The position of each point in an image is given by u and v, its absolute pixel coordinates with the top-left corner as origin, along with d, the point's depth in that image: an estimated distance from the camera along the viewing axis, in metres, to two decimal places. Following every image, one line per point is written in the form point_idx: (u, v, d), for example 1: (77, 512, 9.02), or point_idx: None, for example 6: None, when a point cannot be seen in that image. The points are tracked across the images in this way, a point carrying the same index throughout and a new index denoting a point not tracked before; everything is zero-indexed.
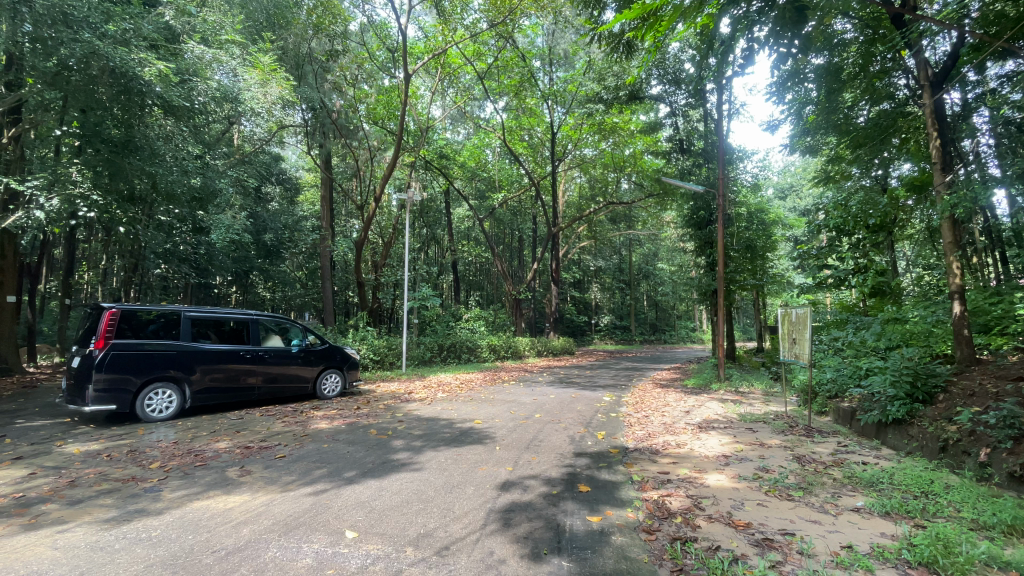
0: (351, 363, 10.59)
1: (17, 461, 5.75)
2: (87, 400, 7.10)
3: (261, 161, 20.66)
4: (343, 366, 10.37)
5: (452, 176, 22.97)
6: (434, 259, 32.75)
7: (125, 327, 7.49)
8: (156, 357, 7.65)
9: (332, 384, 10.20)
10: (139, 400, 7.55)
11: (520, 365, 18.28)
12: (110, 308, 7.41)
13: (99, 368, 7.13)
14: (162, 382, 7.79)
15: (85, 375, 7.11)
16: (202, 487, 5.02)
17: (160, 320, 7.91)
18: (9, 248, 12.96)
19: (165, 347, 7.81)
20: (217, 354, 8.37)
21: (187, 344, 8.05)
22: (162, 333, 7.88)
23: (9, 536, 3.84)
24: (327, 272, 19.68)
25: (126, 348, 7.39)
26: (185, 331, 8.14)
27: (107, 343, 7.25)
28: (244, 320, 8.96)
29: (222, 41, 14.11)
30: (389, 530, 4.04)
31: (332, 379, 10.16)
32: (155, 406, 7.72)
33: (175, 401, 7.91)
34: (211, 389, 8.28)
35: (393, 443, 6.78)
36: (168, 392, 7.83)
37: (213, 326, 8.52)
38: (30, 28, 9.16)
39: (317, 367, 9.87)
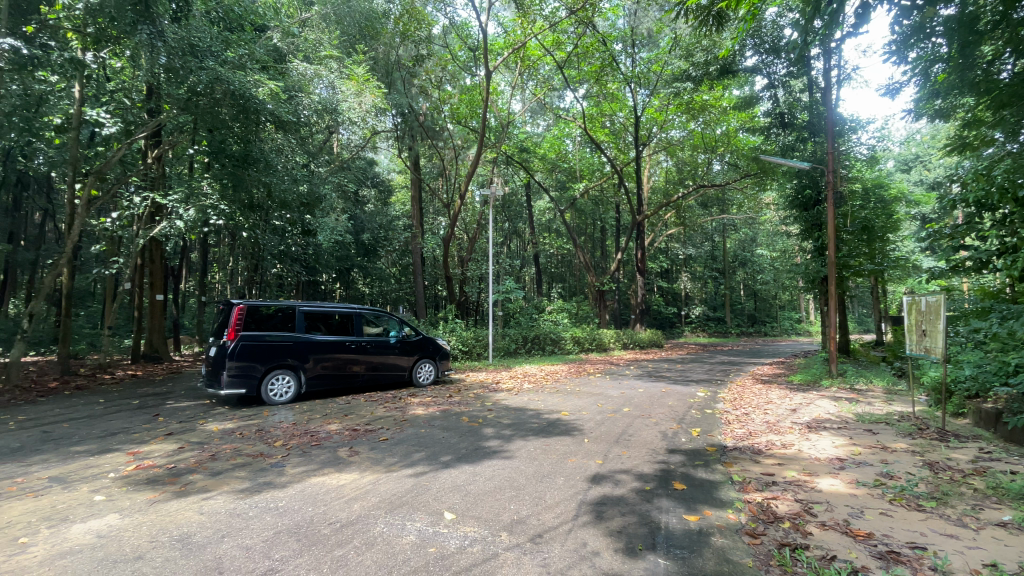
0: (443, 354, 11.11)
1: (172, 436, 6.75)
2: (222, 384, 8.09)
3: (357, 167, 22.16)
4: (436, 356, 10.89)
5: (532, 168, 22.99)
6: (518, 253, 33.18)
7: (251, 320, 8.43)
8: (277, 347, 8.56)
9: (426, 373, 10.76)
10: (264, 385, 8.48)
11: (608, 359, 17.97)
12: (238, 303, 8.39)
13: (232, 356, 8.11)
14: (282, 369, 8.70)
15: (221, 362, 8.12)
16: (318, 465, 5.55)
17: (279, 314, 8.81)
18: (156, 253, 14.94)
19: (284, 338, 8.69)
20: (326, 345, 9.17)
21: (301, 335, 8.90)
22: (281, 325, 8.76)
23: (166, 501, 4.52)
24: (418, 268, 20.64)
25: (253, 339, 8.33)
26: (300, 323, 9.00)
27: (237, 334, 8.23)
28: (348, 312, 9.70)
29: (322, 56, 15.46)
30: (485, 514, 4.19)
31: (427, 369, 10.72)
32: (277, 390, 8.64)
33: (292, 386, 8.80)
34: (322, 376, 9.11)
35: (484, 430, 7.01)
36: (287, 378, 8.73)
37: (322, 319, 9.33)
38: (165, 60, 10.30)
39: (412, 357, 10.47)
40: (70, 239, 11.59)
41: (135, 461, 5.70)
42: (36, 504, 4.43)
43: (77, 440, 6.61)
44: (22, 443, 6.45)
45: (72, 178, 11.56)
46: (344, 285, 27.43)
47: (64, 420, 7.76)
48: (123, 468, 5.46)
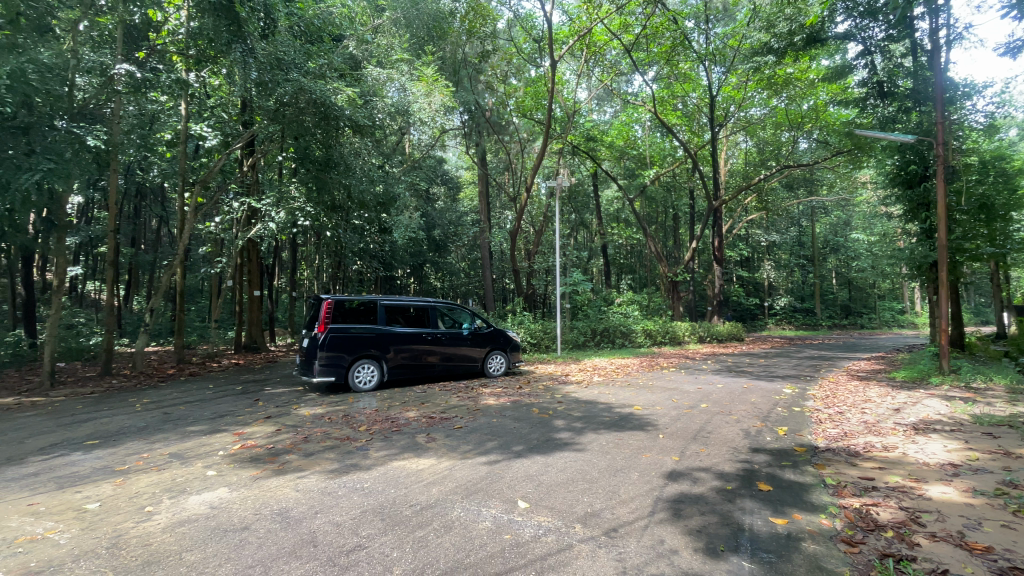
0: (514, 345, 11.22)
1: (269, 420, 7.41)
2: (314, 372, 8.75)
3: (427, 165, 22.90)
4: (507, 347, 11.04)
5: (600, 158, 22.48)
6: (585, 244, 32.74)
7: (338, 313, 9.02)
8: (361, 338, 9.10)
9: (497, 364, 10.94)
10: (351, 373, 9.07)
11: (683, 352, 17.28)
12: (327, 298, 9.02)
13: (322, 347, 8.75)
14: (366, 359, 9.26)
15: (313, 352, 8.78)
16: (398, 450, 5.85)
17: (362, 307, 9.34)
18: (253, 253, 16.26)
19: (367, 330, 9.23)
20: (404, 336, 9.62)
21: (382, 327, 9.39)
22: (364, 318, 9.30)
23: (267, 478, 4.99)
24: (487, 262, 20.96)
25: (339, 330, 8.92)
26: (380, 316, 9.48)
27: (326, 327, 8.84)
28: (424, 305, 10.07)
29: (394, 60, 16.12)
30: (558, 505, 4.21)
31: (498, 360, 10.90)
32: (362, 378, 9.21)
33: (376, 374, 9.34)
34: (402, 366, 9.57)
35: (554, 422, 7.04)
36: (370, 367, 9.28)
37: (400, 312, 9.76)
38: (256, 75, 11.32)
39: (484, 349, 10.70)
40: (182, 242, 13.05)
41: (239, 440, 6.32)
42: (161, 477, 5.06)
43: (192, 421, 7.45)
44: (149, 423, 7.38)
45: (182, 188, 12.97)
46: (417, 280, 28.59)
47: (181, 403, 8.78)
48: (230, 446, 6.08)
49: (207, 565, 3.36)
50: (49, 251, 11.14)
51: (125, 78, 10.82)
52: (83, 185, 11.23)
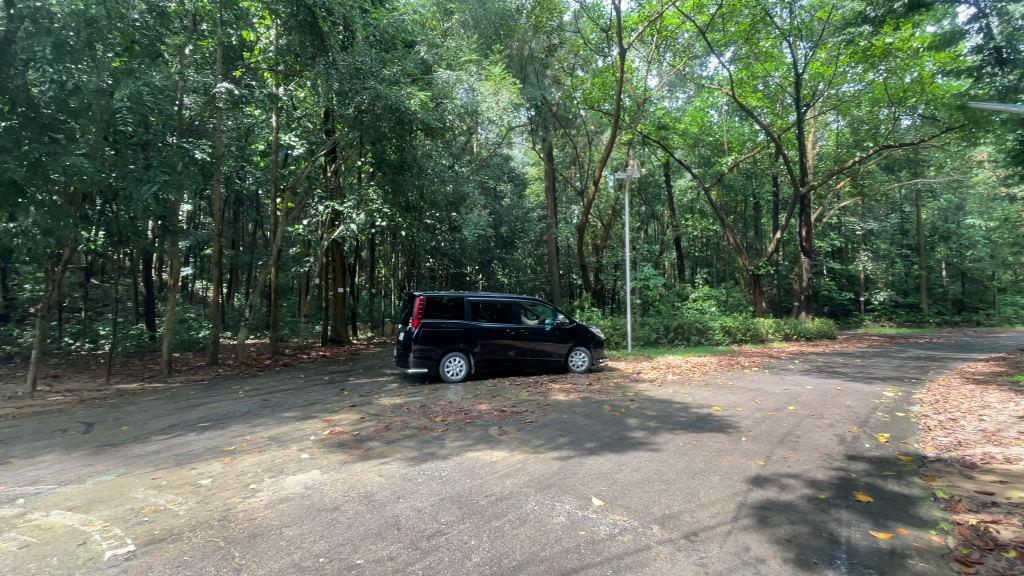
0: (598, 341, 11.00)
1: (354, 408, 7.91)
2: (408, 363, 9.40)
3: (495, 163, 23.23)
4: (591, 343, 10.87)
5: (672, 147, 21.58)
6: (656, 237, 31.69)
7: (428, 309, 9.58)
8: (448, 332, 9.57)
9: (582, 360, 10.82)
10: (442, 365, 9.59)
11: (765, 351, 16.25)
12: (419, 295, 9.62)
13: (414, 340, 9.36)
14: (454, 352, 9.71)
15: (407, 345, 9.42)
16: (473, 441, 6.03)
17: (450, 303, 9.81)
18: (337, 254, 17.36)
19: (454, 325, 9.69)
20: (489, 331, 9.91)
21: (468, 322, 9.79)
22: (451, 313, 9.76)
23: (354, 462, 5.35)
24: (554, 258, 20.94)
25: (430, 324, 9.49)
26: (467, 312, 9.89)
27: (418, 321, 9.44)
28: (508, 301, 10.28)
29: (462, 62, 16.49)
30: (634, 505, 4.14)
31: (582, 355, 10.79)
32: (452, 370, 9.66)
33: (464, 367, 9.77)
34: (487, 359, 9.88)
35: (628, 420, 6.92)
36: (459, 359, 9.70)
37: (486, 308, 10.09)
38: (338, 85, 12.11)
39: (568, 344, 10.64)
40: (275, 244, 14.25)
41: (328, 427, 6.82)
42: (262, 457, 5.58)
43: (286, 408, 8.14)
44: (250, 408, 8.16)
45: (274, 195, 14.18)
46: (486, 276, 29.17)
47: (277, 391, 9.61)
48: (320, 432, 6.57)
49: (303, 541, 3.67)
50: (166, 253, 12.59)
51: (225, 95, 11.77)
52: (193, 195, 12.58)
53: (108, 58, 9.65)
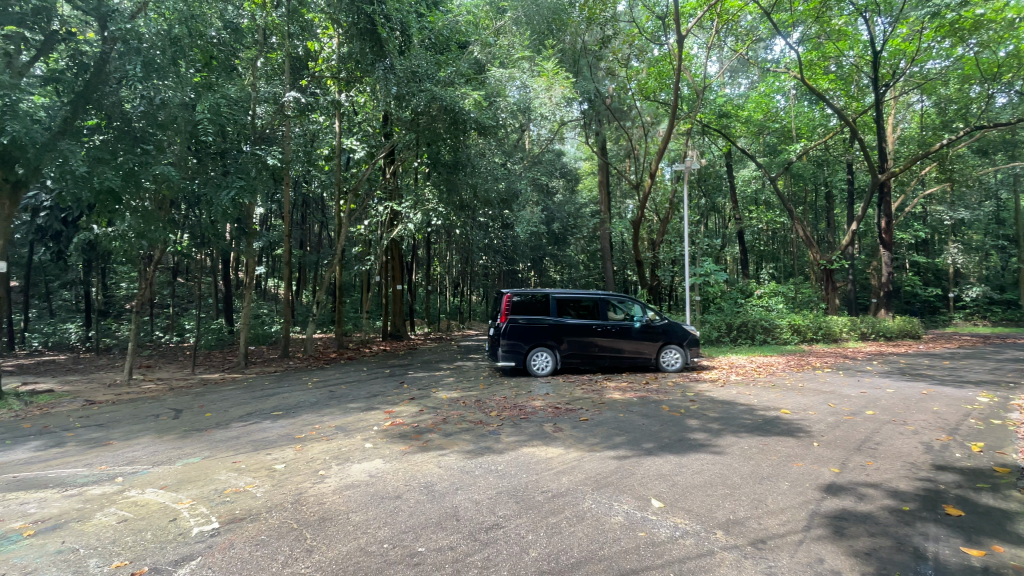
0: (693, 339, 10.50)
1: (412, 401, 8.19)
2: (497, 356, 10.08)
3: (547, 159, 23.12)
4: (684, 341, 10.42)
5: (734, 136, 20.56)
6: (717, 231, 30.36)
7: (514, 306, 10.10)
8: (534, 328, 10.02)
9: (674, 358, 10.45)
10: (530, 359, 10.07)
11: (838, 351, 15.17)
12: (506, 292, 10.18)
13: (501, 335, 9.99)
14: (541, 347, 10.11)
15: (496, 340, 10.08)
16: (528, 437, 6.07)
17: (536, 300, 10.20)
18: (396, 252, 18.11)
19: (540, 321, 10.07)
20: (574, 327, 10.11)
21: (553, 319, 10.09)
22: (537, 310, 10.15)
23: (414, 453, 5.54)
24: (608, 254, 20.67)
25: (516, 321, 10.02)
26: (552, 308, 10.17)
27: (505, 317, 10.03)
28: (594, 298, 10.33)
29: (515, 60, 16.53)
30: (696, 508, 4.02)
31: (674, 353, 10.39)
32: (539, 364, 10.12)
33: (550, 362, 10.13)
34: (573, 355, 10.12)
35: (688, 421, 6.71)
36: (545, 355, 10.10)
37: (572, 304, 10.25)
38: (396, 90, 12.50)
39: (658, 341, 10.34)
40: (339, 244, 14.97)
41: (390, 418, 7.09)
42: (330, 445, 5.90)
43: (350, 399, 8.56)
44: (318, 399, 8.66)
45: (338, 197, 14.90)
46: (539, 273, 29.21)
47: (342, 383, 10.12)
48: (383, 422, 6.86)
49: (368, 527, 3.85)
50: (242, 253, 13.55)
51: (293, 103, 12.63)
52: (264, 199, 13.44)
53: (190, 74, 10.35)
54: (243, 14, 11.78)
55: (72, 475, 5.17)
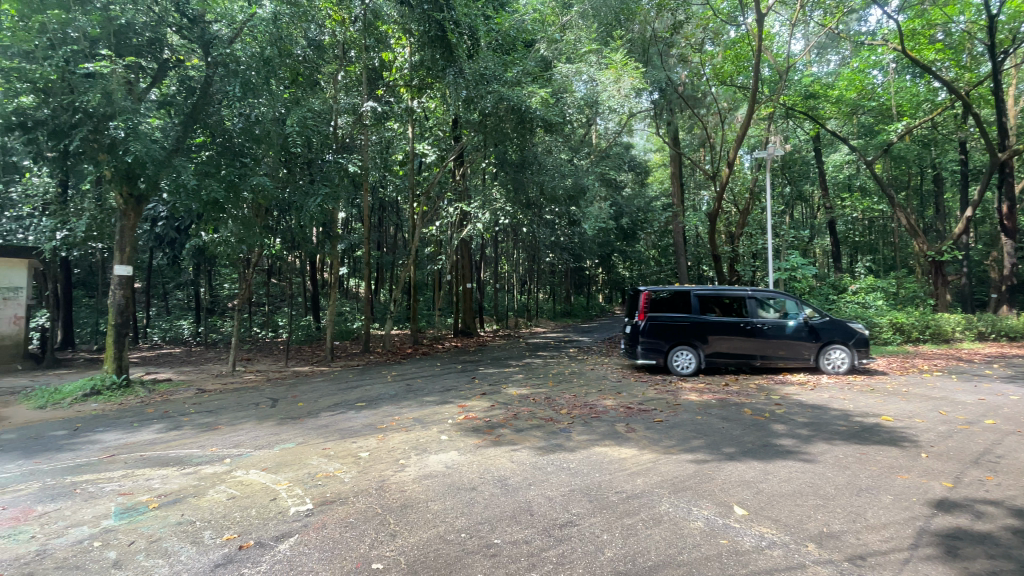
0: (860, 339, 9.64)
1: (484, 396, 8.39)
2: (637, 355, 10.08)
3: (615, 153, 22.62)
4: (849, 341, 9.59)
5: (823, 118, 18.91)
6: (804, 221, 28.12)
7: (653, 303, 10.05)
8: (676, 326, 9.91)
9: (838, 360, 9.66)
10: (672, 358, 9.91)
11: (949, 352, 13.54)
12: (644, 290, 10.19)
13: (641, 333, 10.01)
14: (683, 346, 9.94)
15: (635, 338, 10.10)
16: (600, 436, 6.01)
17: (676, 297, 10.07)
18: (465, 251, 18.62)
19: (682, 319, 9.93)
20: (719, 325, 9.83)
21: (697, 316, 9.89)
22: (679, 307, 10.02)
23: (487, 447, 5.67)
24: (682, 248, 19.88)
25: (657, 318, 9.98)
26: (695, 306, 9.97)
27: (644, 315, 10.03)
28: (741, 295, 9.93)
29: (583, 54, 16.35)
30: (783, 518, 3.78)
31: (838, 354, 9.60)
32: (681, 363, 9.93)
33: (694, 361, 9.89)
34: (718, 354, 9.82)
35: (774, 426, 6.30)
36: (687, 354, 9.89)
37: (716, 302, 9.98)
38: (466, 93, 12.79)
39: (817, 342, 9.64)
40: (413, 244, 15.64)
41: (463, 412, 7.31)
42: (409, 436, 6.19)
43: (426, 392, 8.93)
44: (396, 392, 9.12)
45: (412, 200, 15.56)
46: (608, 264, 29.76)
47: (418, 377, 10.59)
48: (457, 416, 7.09)
49: (447, 516, 4.00)
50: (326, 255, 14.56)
51: (370, 113, 13.58)
52: (346, 205, 14.34)
53: (281, 91, 11.30)
54: (325, 32, 12.55)
55: (189, 455, 5.83)
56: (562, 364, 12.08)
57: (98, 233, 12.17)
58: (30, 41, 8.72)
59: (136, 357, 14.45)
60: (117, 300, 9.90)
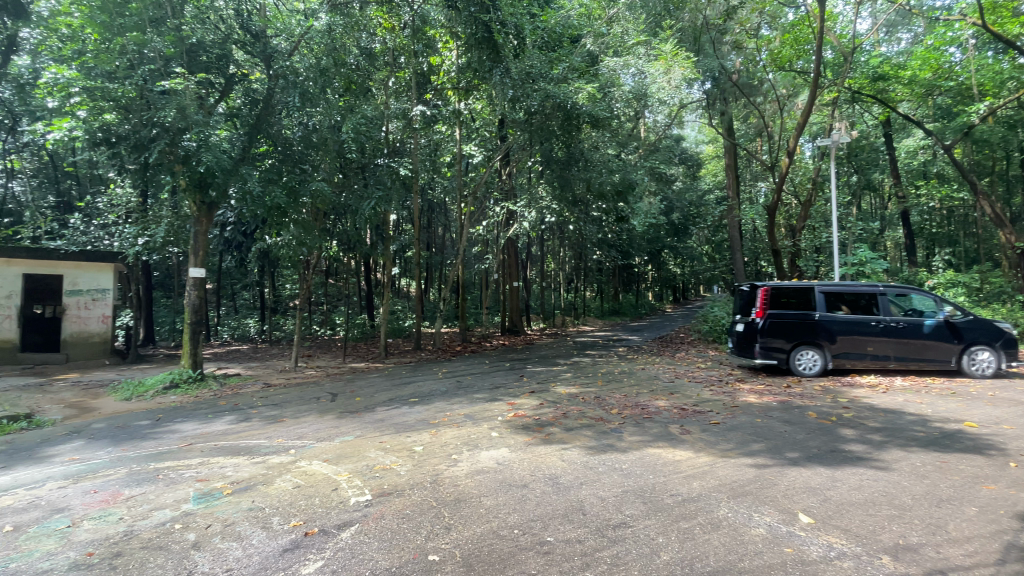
0: (1010, 340, 8.86)
1: (533, 394, 8.40)
2: (754, 354, 9.64)
3: (665, 147, 22.03)
4: (997, 342, 8.82)
5: (894, 101, 17.55)
6: (872, 212, 26.26)
7: (773, 300, 9.54)
8: (798, 324, 9.39)
9: (983, 362, 8.91)
10: (793, 358, 9.44)
11: None
12: (761, 286, 9.70)
13: (759, 332, 9.54)
14: (806, 346, 9.43)
15: (753, 337, 9.65)
16: (653, 437, 5.88)
17: (798, 294, 9.52)
18: (512, 250, 18.74)
19: (804, 317, 9.39)
20: (846, 324, 9.24)
21: (822, 314, 9.32)
22: (801, 305, 9.47)
23: (538, 445, 5.69)
24: (737, 243, 19.06)
25: (777, 316, 9.47)
26: (820, 303, 9.39)
27: (763, 313, 9.53)
28: (870, 291, 9.29)
29: (630, 46, 16.04)
30: (854, 528, 3.56)
31: (984, 356, 8.87)
32: (804, 364, 9.43)
33: (818, 361, 9.38)
34: (845, 354, 9.26)
35: (841, 430, 5.93)
36: (811, 354, 9.38)
37: (842, 299, 9.36)
38: (512, 93, 12.86)
39: (960, 342, 8.92)
40: (461, 244, 15.88)
41: (512, 410, 7.36)
42: (461, 432, 6.30)
43: (476, 389, 9.05)
44: (447, 388, 9.30)
45: (459, 200, 15.82)
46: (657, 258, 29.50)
47: (467, 375, 10.76)
48: (506, 414, 7.14)
49: (499, 512, 4.04)
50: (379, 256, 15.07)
51: (420, 116, 13.61)
52: (398, 207, 14.77)
53: (336, 99, 11.78)
54: (376, 40, 12.92)
55: (258, 445, 6.21)
56: (612, 363, 11.89)
57: (174, 239, 13.08)
58: (112, 63, 9.61)
59: (209, 353, 15.52)
60: (192, 299, 10.69)
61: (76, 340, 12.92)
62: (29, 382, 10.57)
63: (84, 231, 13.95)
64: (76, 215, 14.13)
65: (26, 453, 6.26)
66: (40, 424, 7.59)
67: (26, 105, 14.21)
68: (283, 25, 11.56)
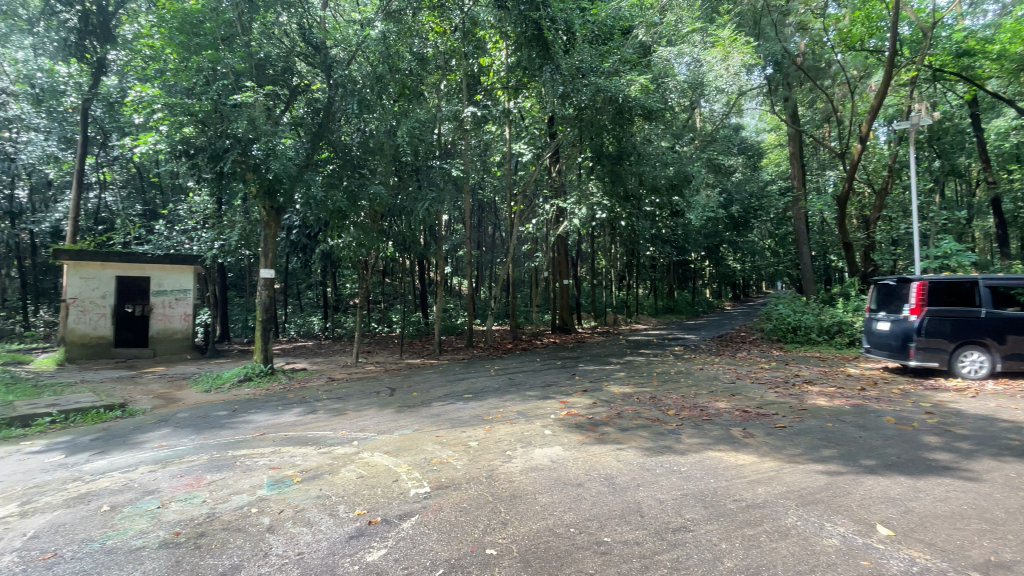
0: None
1: (586, 392, 8.34)
2: (911, 356, 8.77)
3: (722, 138, 21.17)
4: None
5: (986, 77, 15.87)
6: (958, 200, 23.95)
7: (935, 295, 8.64)
8: (965, 323, 8.55)
9: None
10: (958, 361, 8.67)
11: None
12: (919, 280, 8.75)
13: (919, 332, 8.67)
14: (970, 347, 8.65)
15: (910, 336, 8.77)
16: (713, 440, 5.67)
17: (960, 288, 8.69)
18: (562, 248, 18.65)
19: (969, 314, 8.59)
20: (1017, 322, 8.47)
21: (989, 311, 8.52)
22: (965, 300, 8.62)
23: (592, 444, 5.63)
24: (803, 237, 17.97)
25: (939, 313, 8.61)
26: (985, 299, 8.58)
27: (923, 310, 8.64)
28: None
29: (684, 34, 15.50)
30: (940, 543, 3.29)
31: None
32: (969, 367, 8.63)
33: (985, 363, 8.58)
34: (1016, 355, 8.48)
35: (924, 437, 5.47)
36: (977, 355, 8.59)
37: (1010, 294, 8.58)
38: (563, 89, 12.77)
39: None
40: (511, 242, 15.98)
41: (565, 408, 7.34)
42: (514, 429, 6.36)
43: (528, 387, 9.09)
44: (500, 385, 9.40)
45: (509, 199, 15.90)
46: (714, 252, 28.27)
47: (519, 372, 10.82)
48: (559, 412, 7.12)
49: (555, 509, 4.05)
50: (432, 255, 15.43)
51: (471, 118, 13.93)
52: (450, 207, 15.05)
53: (391, 105, 12.20)
54: (428, 45, 13.18)
55: (323, 437, 6.55)
56: (667, 363, 11.56)
57: (246, 241, 14.02)
58: (190, 79, 10.29)
59: (277, 349, 16.52)
60: (263, 299, 11.43)
61: (162, 336, 14.15)
62: (122, 375, 11.66)
63: (168, 236, 15.22)
64: (161, 222, 15.43)
65: (122, 439, 6.91)
66: (133, 413, 8.35)
67: (116, 123, 15.67)
68: (342, 36, 12.06)
